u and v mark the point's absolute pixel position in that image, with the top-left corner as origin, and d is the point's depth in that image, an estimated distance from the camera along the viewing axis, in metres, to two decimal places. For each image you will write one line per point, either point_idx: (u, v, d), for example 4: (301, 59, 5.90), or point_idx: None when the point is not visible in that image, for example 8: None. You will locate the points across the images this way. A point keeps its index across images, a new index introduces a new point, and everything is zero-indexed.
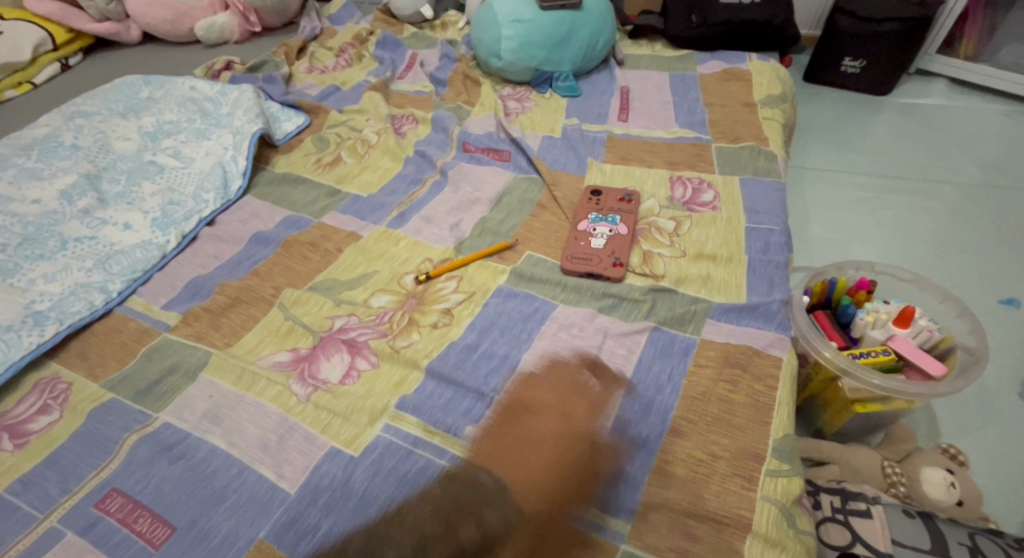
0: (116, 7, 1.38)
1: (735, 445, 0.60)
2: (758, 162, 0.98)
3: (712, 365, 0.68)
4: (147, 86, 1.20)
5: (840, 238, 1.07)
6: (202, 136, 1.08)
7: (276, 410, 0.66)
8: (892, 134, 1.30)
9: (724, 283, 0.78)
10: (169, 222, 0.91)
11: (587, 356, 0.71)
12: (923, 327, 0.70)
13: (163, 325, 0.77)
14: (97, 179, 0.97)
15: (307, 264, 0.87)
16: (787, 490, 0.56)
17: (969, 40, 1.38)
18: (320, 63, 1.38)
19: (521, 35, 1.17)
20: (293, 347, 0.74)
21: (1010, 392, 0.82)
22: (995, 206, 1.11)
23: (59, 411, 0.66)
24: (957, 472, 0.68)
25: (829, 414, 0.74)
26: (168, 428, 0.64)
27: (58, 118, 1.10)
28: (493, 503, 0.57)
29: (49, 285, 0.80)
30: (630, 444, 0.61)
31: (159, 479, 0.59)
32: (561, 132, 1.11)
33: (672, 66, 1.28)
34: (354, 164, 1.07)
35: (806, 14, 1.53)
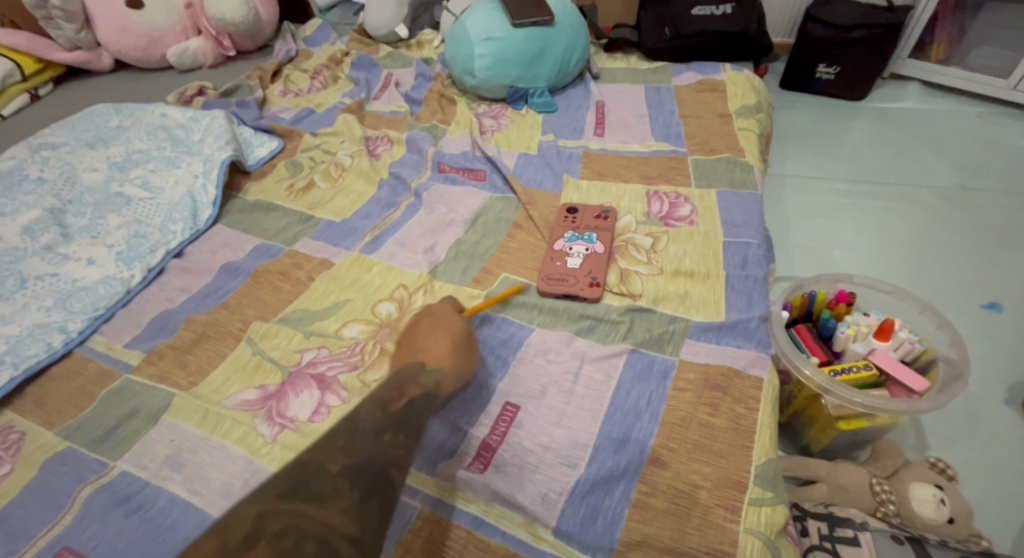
0: (86, 36, 1.35)
1: (717, 474, 0.58)
2: (735, 174, 0.96)
3: (692, 388, 0.66)
4: (117, 114, 1.18)
5: (823, 246, 1.05)
6: (171, 164, 1.06)
7: (242, 453, 0.63)
8: (869, 138, 1.30)
9: (703, 301, 0.76)
10: (134, 256, 0.89)
11: (565, 382, 0.68)
12: (904, 339, 0.69)
13: (125, 365, 0.75)
14: (62, 214, 0.95)
15: (277, 294, 0.85)
16: (771, 520, 0.54)
17: (941, 43, 1.38)
18: (295, 86, 1.37)
19: (493, 53, 1.17)
20: (261, 384, 0.72)
21: (998, 399, 0.80)
22: (974, 207, 1.10)
23: (11, 464, 0.64)
24: (947, 488, 0.66)
25: (814, 430, 0.72)
26: (127, 477, 0.62)
27: (24, 151, 1.07)
28: (466, 545, 0.54)
29: (6, 327, 0.77)
30: (608, 476, 0.59)
31: (114, 535, 0.57)
32: (537, 149, 1.09)
33: (648, 78, 1.28)
34: (328, 189, 1.05)
35: (779, 23, 1.54)
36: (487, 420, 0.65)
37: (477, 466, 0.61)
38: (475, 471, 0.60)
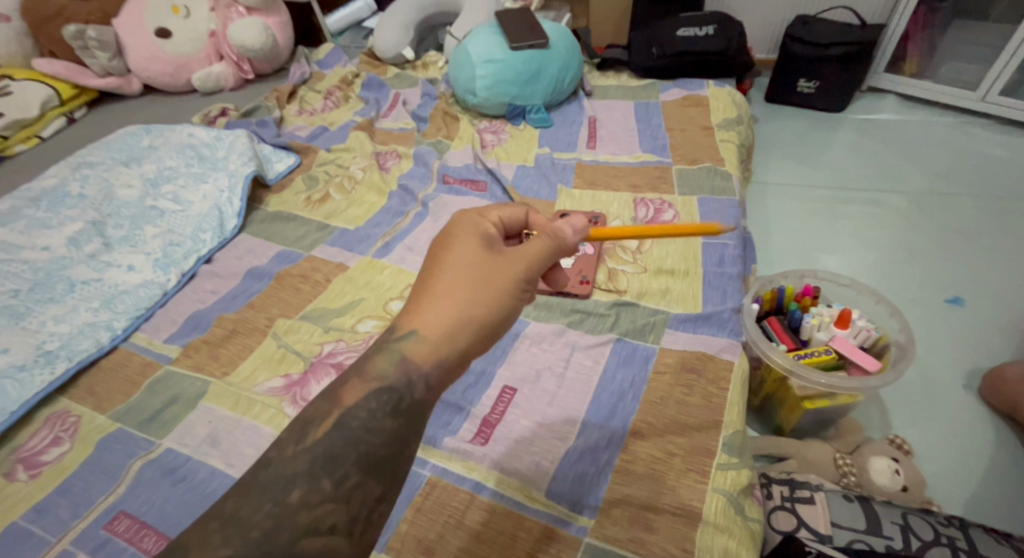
0: (118, 63, 1.47)
1: (689, 443, 0.66)
2: (715, 182, 1.05)
3: (670, 371, 0.74)
4: (148, 134, 1.28)
5: (800, 247, 1.13)
6: (199, 180, 1.15)
7: (271, 431, 0.72)
8: (847, 147, 1.39)
9: (683, 295, 0.85)
10: (170, 262, 0.98)
11: (557, 368, 0.77)
12: (861, 327, 0.77)
13: (165, 358, 0.84)
14: (102, 225, 1.05)
15: (298, 295, 0.94)
16: (736, 481, 0.62)
17: (913, 59, 1.48)
18: (310, 105, 1.47)
19: (493, 74, 1.27)
20: (286, 373, 0.80)
21: (956, 384, 0.88)
22: (943, 210, 1.18)
23: (69, 443, 0.73)
24: (902, 461, 0.73)
25: (784, 410, 0.79)
26: (171, 453, 0.71)
27: (65, 170, 1.18)
28: (469, 506, 0.62)
29: (58, 326, 0.86)
30: (594, 446, 0.67)
31: (163, 501, 0.65)
32: (534, 161, 1.19)
33: (637, 94, 1.37)
34: (342, 200, 1.14)
35: (762, 41, 1.64)
36: (488, 401, 0.73)
37: (479, 440, 0.69)
38: (477, 444, 0.68)
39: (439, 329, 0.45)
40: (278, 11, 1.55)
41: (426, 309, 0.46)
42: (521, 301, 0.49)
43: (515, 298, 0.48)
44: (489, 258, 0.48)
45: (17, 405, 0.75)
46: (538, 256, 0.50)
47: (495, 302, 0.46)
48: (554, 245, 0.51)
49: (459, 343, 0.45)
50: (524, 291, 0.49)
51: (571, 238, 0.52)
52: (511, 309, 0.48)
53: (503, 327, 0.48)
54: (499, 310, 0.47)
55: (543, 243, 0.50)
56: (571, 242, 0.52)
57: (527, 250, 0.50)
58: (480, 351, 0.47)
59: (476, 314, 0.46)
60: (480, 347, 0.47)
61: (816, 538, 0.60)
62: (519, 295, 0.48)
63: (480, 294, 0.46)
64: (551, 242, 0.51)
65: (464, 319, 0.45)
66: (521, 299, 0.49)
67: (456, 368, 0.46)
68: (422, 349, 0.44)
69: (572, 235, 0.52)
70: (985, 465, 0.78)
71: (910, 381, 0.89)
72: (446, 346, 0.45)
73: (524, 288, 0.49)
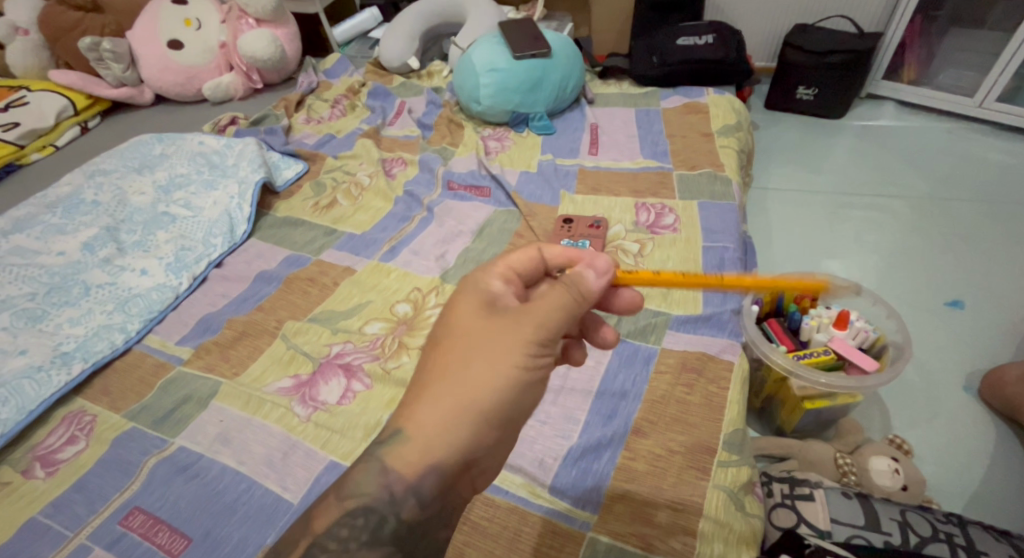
0: (131, 74, 1.50)
1: (690, 441, 0.67)
2: (715, 187, 1.07)
3: (671, 371, 0.75)
4: (159, 142, 1.30)
5: (800, 252, 1.15)
6: (210, 187, 1.17)
7: (280, 430, 0.73)
8: (847, 153, 1.40)
9: (684, 297, 0.86)
10: (181, 267, 1.00)
11: (559, 368, 0.78)
12: (859, 328, 0.78)
13: (177, 359, 0.86)
14: (116, 231, 1.07)
15: (306, 297, 0.96)
16: (736, 478, 0.63)
17: (911, 66, 1.50)
18: (317, 114, 1.50)
19: (497, 83, 1.29)
20: (295, 373, 0.82)
21: (956, 385, 0.89)
22: (942, 215, 1.20)
23: (84, 441, 0.74)
24: (902, 460, 0.74)
25: (785, 411, 0.80)
26: (184, 450, 0.72)
27: (80, 178, 1.21)
28: (474, 502, 0.64)
29: (74, 329, 0.89)
30: (596, 444, 0.68)
31: (176, 497, 0.67)
32: (537, 167, 1.21)
33: (638, 102, 1.40)
34: (349, 206, 1.16)
35: (761, 49, 1.66)
36: None
37: None
38: None
39: (430, 426, 0.40)
40: (286, 22, 1.58)
41: (424, 396, 0.41)
42: (535, 372, 0.42)
43: (523, 369, 0.41)
44: (490, 325, 0.43)
45: (35, 404, 0.77)
46: (557, 311, 0.43)
47: (496, 380, 0.40)
48: (573, 294, 0.43)
49: (456, 438, 0.39)
50: (537, 356, 0.42)
51: (594, 284, 0.45)
52: (520, 383, 0.41)
53: (516, 406, 0.42)
54: (503, 389, 0.41)
55: (558, 293, 0.43)
56: (595, 288, 0.45)
57: (541, 303, 0.43)
58: (491, 439, 0.41)
59: (474, 402, 0.40)
60: (489, 435, 0.41)
61: (816, 534, 0.61)
62: (529, 366, 0.41)
63: (479, 374, 0.40)
64: (569, 291, 0.44)
65: (461, 409, 0.40)
66: (532, 368, 0.42)
67: (462, 466, 0.40)
68: (414, 453, 0.39)
69: (597, 279, 0.45)
70: (984, 465, 0.79)
71: (909, 382, 0.90)
72: (443, 445, 0.39)
73: (536, 354, 0.42)
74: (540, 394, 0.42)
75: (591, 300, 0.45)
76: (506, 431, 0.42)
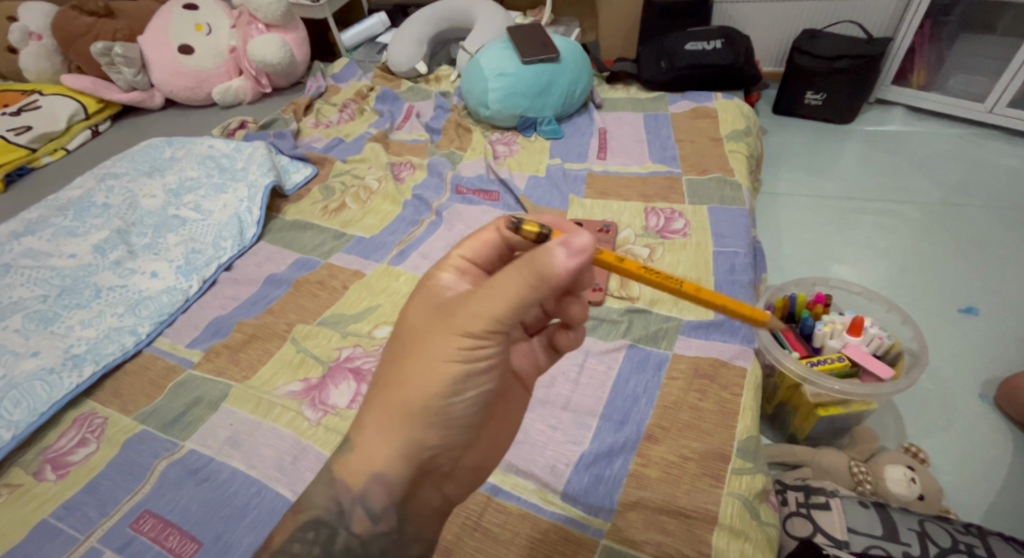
0: (142, 78, 1.51)
1: (704, 447, 0.67)
2: (725, 192, 1.07)
3: (683, 377, 0.75)
4: (169, 146, 1.31)
5: (810, 257, 1.14)
6: (219, 190, 1.18)
7: (291, 434, 0.73)
8: (856, 159, 1.40)
9: (695, 303, 0.86)
10: (191, 269, 1.01)
11: (570, 373, 0.78)
12: (874, 334, 0.78)
13: (187, 362, 0.86)
14: (127, 233, 1.07)
15: (315, 301, 0.96)
16: (751, 486, 0.63)
17: (920, 71, 1.49)
18: (325, 118, 1.51)
19: (506, 87, 1.30)
20: (305, 377, 0.82)
21: (970, 392, 0.88)
22: (953, 221, 1.19)
23: (96, 444, 0.75)
24: (918, 468, 0.73)
25: (798, 418, 0.80)
26: (194, 454, 0.72)
27: (91, 180, 1.22)
28: (487, 507, 0.63)
29: (85, 331, 0.89)
30: (608, 450, 0.68)
31: (187, 500, 0.67)
32: (546, 172, 1.21)
33: (646, 106, 1.40)
34: (358, 209, 1.17)
35: (769, 54, 1.66)
36: None
37: None
38: None
39: (372, 434, 0.45)
40: (295, 27, 1.59)
41: (372, 403, 0.46)
42: (469, 368, 0.45)
43: (456, 368, 0.44)
44: (426, 329, 0.46)
45: (47, 406, 0.77)
46: (495, 303, 0.43)
47: (426, 383, 0.44)
48: (522, 281, 0.43)
49: (395, 442, 0.44)
50: (470, 353, 0.44)
51: (560, 264, 0.43)
52: (454, 381, 0.44)
53: (454, 404, 0.45)
54: (435, 390, 0.44)
55: (507, 285, 0.43)
56: (561, 269, 0.42)
57: (474, 300, 0.44)
58: (433, 436, 0.45)
59: (407, 406, 0.44)
60: (428, 434, 0.44)
61: (833, 543, 0.61)
62: (460, 363, 0.44)
63: (412, 376, 0.44)
64: (519, 283, 0.43)
65: (398, 413, 0.44)
66: (466, 365, 0.44)
67: (409, 466, 0.45)
68: (360, 460, 0.45)
69: (564, 256, 0.43)
70: (1000, 474, 0.78)
71: (922, 389, 0.89)
72: (385, 450, 0.44)
73: (469, 351, 0.44)
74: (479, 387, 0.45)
75: (555, 280, 0.43)
76: (451, 427, 0.46)
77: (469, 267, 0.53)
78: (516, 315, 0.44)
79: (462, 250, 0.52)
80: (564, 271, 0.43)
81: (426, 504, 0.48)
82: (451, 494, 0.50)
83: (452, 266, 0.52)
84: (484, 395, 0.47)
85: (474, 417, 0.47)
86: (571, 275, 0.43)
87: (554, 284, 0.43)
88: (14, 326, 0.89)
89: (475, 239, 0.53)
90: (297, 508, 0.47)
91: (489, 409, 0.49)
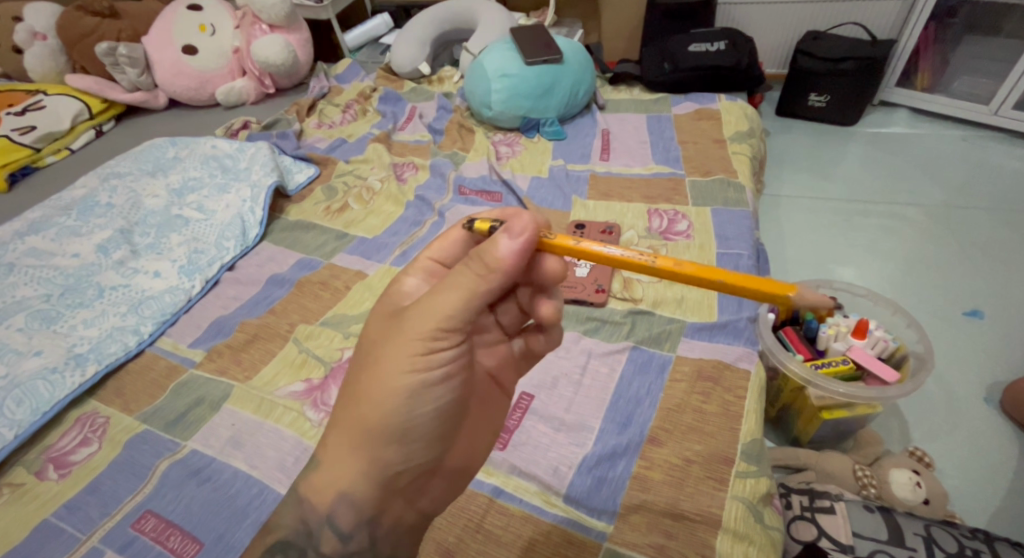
0: (146, 78, 1.51)
1: (707, 450, 0.66)
2: (729, 193, 1.06)
3: (686, 379, 0.75)
4: (173, 146, 1.31)
5: (813, 259, 1.14)
6: (222, 190, 1.18)
7: (293, 435, 0.73)
8: (860, 161, 1.39)
9: (698, 305, 0.86)
10: (194, 269, 1.01)
11: (573, 375, 0.77)
12: (879, 337, 0.77)
13: (189, 362, 0.86)
14: (130, 233, 1.08)
15: (318, 301, 0.96)
16: (755, 489, 0.62)
17: (925, 73, 1.49)
18: (328, 118, 1.51)
19: (509, 88, 1.30)
20: (307, 377, 0.82)
21: (974, 396, 0.88)
22: (958, 224, 1.18)
23: (98, 443, 0.75)
24: (924, 473, 0.72)
25: (802, 421, 0.79)
26: (195, 454, 0.72)
27: (94, 180, 1.22)
28: (489, 509, 0.63)
29: (88, 330, 0.89)
30: (611, 452, 0.67)
31: (189, 500, 0.67)
32: (548, 173, 1.21)
33: (650, 108, 1.40)
34: (360, 210, 1.17)
35: (772, 56, 1.66)
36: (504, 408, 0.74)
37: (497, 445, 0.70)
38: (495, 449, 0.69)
39: (336, 452, 0.46)
40: (299, 28, 1.60)
41: (335, 420, 0.46)
42: (424, 379, 0.44)
43: (409, 379, 0.44)
44: (382, 340, 0.46)
45: (49, 406, 0.77)
46: (446, 305, 0.43)
47: (381, 398, 0.44)
48: (471, 278, 0.43)
49: (357, 460, 0.45)
50: (425, 362, 0.44)
51: (505, 250, 0.42)
52: (409, 394, 0.44)
53: (411, 417, 0.45)
54: (391, 405, 0.44)
55: (453, 293, 0.43)
56: (506, 254, 0.42)
57: (424, 311, 0.44)
58: (394, 452, 0.45)
59: (364, 424, 0.44)
60: (388, 450, 0.45)
61: (838, 548, 0.61)
62: (415, 375, 0.44)
63: (368, 392, 0.44)
64: (466, 288, 0.43)
65: (357, 431, 0.45)
66: (421, 375, 0.44)
67: (373, 484, 0.45)
68: (326, 479, 0.46)
69: (508, 241, 0.42)
70: (1005, 479, 0.77)
71: (927, 392, 0.89)
72: (348, 467, 0.45)
73: (422, 360, 0.44)
74: (436, 398, 0.45)
75: (503, 269, 0.42)
76: (412, 442, 0.45)
77: (438, 270, 0.52)
78: (468, 321, 0.44)
79: (427, 255, 0.52)
80: (511, 258, 0.42)
81: (398, 521, 0.48)
82: (424, 509, 0.50)
83: (419, 270, 0.52)
84: (445, 406, 0.46)
85: (437, 430, 0.46)
86: (519, 261, 0.43)
87: (504, 274, 0.43)
88: (17, 325, 0.89)
89: (440, 243, 0.53)
90: (297, 510, 0.47)
91: (456, 420, 0.49)
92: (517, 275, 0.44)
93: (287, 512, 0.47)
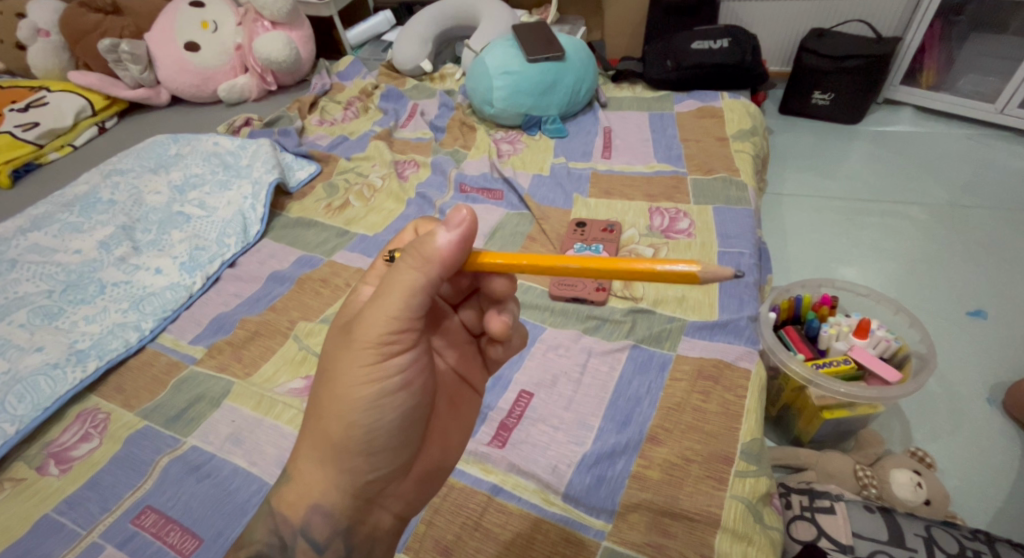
0: (149, 75, 1.52)
1: (707, 449, 0.66)
2: (730, 192, 1.06)
3: (686, 378, 0.74)
4: (175, 143, 1.31)
5: (816, 258, 1.13)
6: (224, 187, 1.17)
7: (291, 431, 0.73)
8: (865, 159, 1.38)
9: (699, 304, 0.85)
10: (195, 266, 1.01)
11: (573, 373, 0.77)
12: (881, 337, 0.77)
13: (190, 358, 0.86)
14: (132, 230, 1.08)
15: (318, 298, 0.95)
16: (755, 489, 0.62)
17: (930, 71, 1.48)
18: (330, 116, 1.50)
19: (511, 85, 1.29)
20: (306, 375, 0.82)
21: (977, 396, 0.87)
22: (963, 223, 1.17)
23: (99, 439, 0.75)
24: (925, 473, 0.72)
25: (803, 421, 0.79)
26: (195, 450, 0.72)
27: (97, 177, 1.22)
28: (486, 507, 0.63)
29: (89, 326, 0.89)
30: (611, 451, 0.67)
31: (188, 496, 0.67)
32: (550, 171, 1.20)
33: (652, 106, 1.39)
34: (361, 207, 1.17)
35: (775, 53, 1.65)
36: (504, 406, 0.74)
37: (495, 443, 0.70)
38: (494, 447, 0.69)
39: (305, 467, 0.46)
40: (302, 25, 1.60)
41: (301, 437, 0.47)
42: (381, 387, 0.45)
43: (367, 390, 0.44)
44: (337, 352, 0.46)
45: (50, 401, 0.77)
46: (387, 308, 0.43)
47: (341, 410, 0.44)
48: (405, 275, 0.43)
49: (325, 474, 0.45)
50: (378, 369, 0.44)
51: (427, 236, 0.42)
52: (368, 405, 0.44)
53: (375, 427, 0.45)
54: (352, 416, 0.44)
55: (394, 298, 0.43)
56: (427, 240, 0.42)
57: (369, 318, 0.44)
58: (361, 463, 0.45)
59: (329, 437, 0.45)
60: (356, 462, 0.45)
61: (839, 548, 0.61)
62: (370, 385, 0.44)
63: (328, 406, 0.45)
64: (407, 290, 0.43)
65: (324, 445, 0.45)
66: (376, 385, 0.44)
67: (345, 496, 0.46)
68: (297, 492, 0.46)
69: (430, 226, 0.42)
70: (1008, 481, 0.77)
71: (929, 392, 0.88)
72: (317, 481, 0.46)
73: (375, 368, 0.44)
74: (398, 402, 0.45)
75: (432, 258, 0.42)
76: (378, 450, 0.46)
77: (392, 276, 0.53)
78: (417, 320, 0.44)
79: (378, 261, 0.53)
80: (435, 244, 0.42)
81: (377, 529, 0.49)
82: (403, 513, 0.50)
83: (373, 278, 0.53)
84: (407, 409, 0.47)
85: (403, 435, 0.47)
86: (444, 246, 0.42)
87: (435, 263, 0.42)
88: (19, 321, 0.89)
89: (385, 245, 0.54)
90: (287, 509, 0.46)
91: (420, 422, 0.49)
92: (449, 263, 0.43)
93: (279, 515, 0.47)
